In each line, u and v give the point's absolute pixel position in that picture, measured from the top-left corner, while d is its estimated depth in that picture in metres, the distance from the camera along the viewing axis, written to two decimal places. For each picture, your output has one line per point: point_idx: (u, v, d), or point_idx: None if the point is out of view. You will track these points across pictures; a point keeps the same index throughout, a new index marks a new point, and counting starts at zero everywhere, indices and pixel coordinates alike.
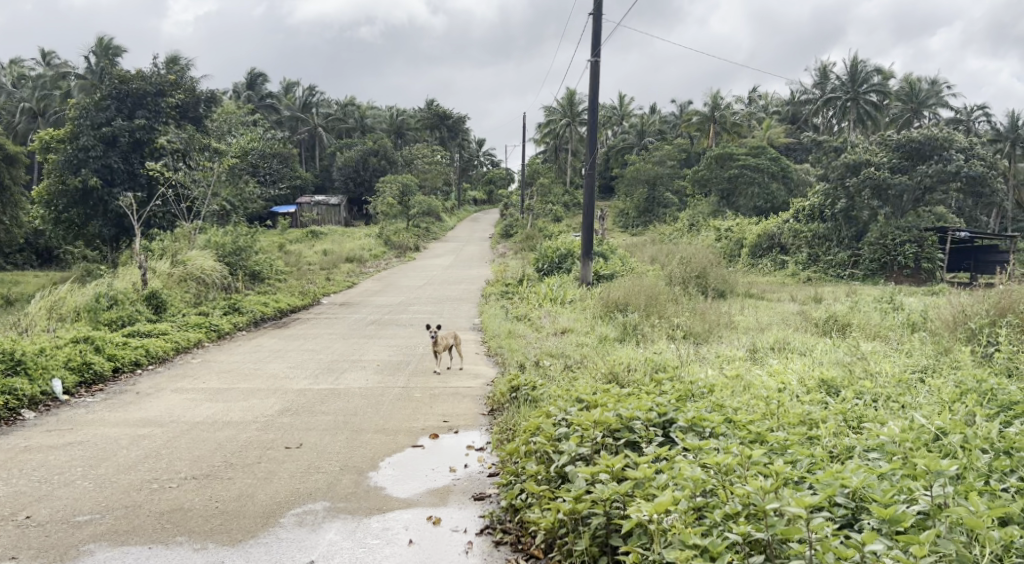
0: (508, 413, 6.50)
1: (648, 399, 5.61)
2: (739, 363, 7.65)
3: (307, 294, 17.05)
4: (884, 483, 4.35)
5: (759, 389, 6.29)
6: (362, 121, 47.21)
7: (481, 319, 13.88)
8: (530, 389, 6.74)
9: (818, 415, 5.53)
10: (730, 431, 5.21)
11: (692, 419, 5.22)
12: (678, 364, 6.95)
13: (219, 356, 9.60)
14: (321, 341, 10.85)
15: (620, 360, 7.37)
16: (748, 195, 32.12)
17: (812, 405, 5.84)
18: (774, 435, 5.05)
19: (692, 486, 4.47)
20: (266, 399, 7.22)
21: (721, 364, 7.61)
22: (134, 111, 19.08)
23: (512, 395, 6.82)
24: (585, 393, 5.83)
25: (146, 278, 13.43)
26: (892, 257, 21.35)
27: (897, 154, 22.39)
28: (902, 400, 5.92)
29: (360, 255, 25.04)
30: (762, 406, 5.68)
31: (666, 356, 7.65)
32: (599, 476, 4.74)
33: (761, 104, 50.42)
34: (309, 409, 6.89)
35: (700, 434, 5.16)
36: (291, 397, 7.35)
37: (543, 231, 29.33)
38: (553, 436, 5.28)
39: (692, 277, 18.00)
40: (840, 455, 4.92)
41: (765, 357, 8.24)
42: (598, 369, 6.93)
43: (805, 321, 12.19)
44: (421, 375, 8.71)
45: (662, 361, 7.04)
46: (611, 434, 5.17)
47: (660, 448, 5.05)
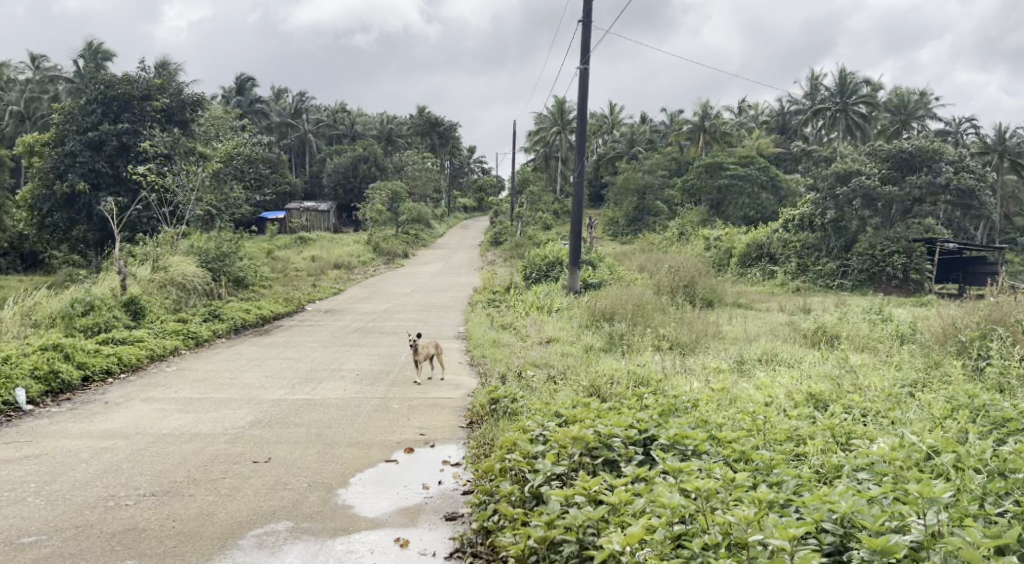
0: (486, 426, 6.31)
1: (628, 414, 5.43)
2: (725, 375, 7.47)
3: (292, 301, 16.83)
4: (873, 508, 4.17)
5: (745, 402, 6.12)
6: (353, 128, 47.04)
7: (466, 327, 13.70)
8: (510, 402, 6.56)
9: (806, 431, 5.36)
10: (714, 448, 5.04)
11: (674, 436, 5.06)
12: (662, 376, 6.77)
13: (196, 364, 9.38)
14: (301, 350, 10.64)
15: (606, 371, 7.18)
16: (737, 205, 32.10)
17: (799, 421, 5.67)
18: (759, 454, 4.89)
19: (671, 512, 4.30)
20: (240, 410, 7.01)
21: (706, 376, 7.43)
22: (120, 115, 18.74)
23: (492, 407, 6.63)
24: (565, 407, 5.65)
25: (124, 284, 13.18)
26: (881, 268, 21.36)
27: (887, 165, 22.36)
28: (892, 415, 5.75)
29: (347, 261, 24.83)
30: (747, 420, 5.51)
31: (652, 367, 7.47)
32: (573, 500, 4.58)
33: (751, 114, 50.52)
34: (282, 420, 6.67)
35: (683, 452, 4.99)
36: (265, 408, 7.14)
37: (532, 238, 29.18)
38: (529, 454, 5.10)
39: (680, 286, 17.89)
40: (829, 475, 4.74)
41: (752, 369, 8.06)
42: (581, 381, 6.75)
43: (793, 331, 12.06)
44: (401, 385, 8.51)
45: (647, 372, 6.86)
46: (590, 452, 5.01)
47: (639, 467, 4.88)
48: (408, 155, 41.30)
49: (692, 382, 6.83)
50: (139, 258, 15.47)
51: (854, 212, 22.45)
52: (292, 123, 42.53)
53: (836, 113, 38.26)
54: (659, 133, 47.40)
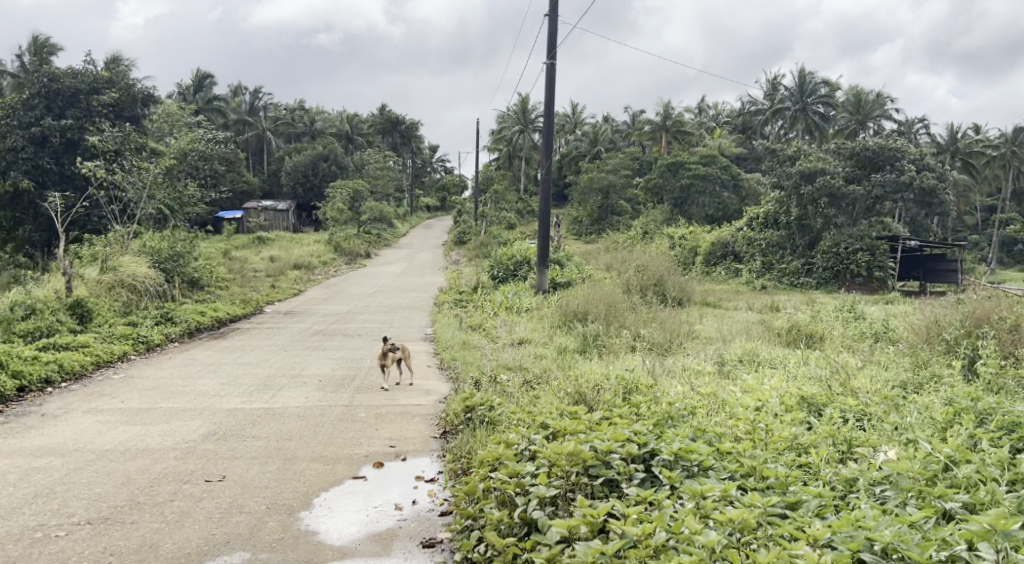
0: (462, 438, 5.87)
1: (622, 425, 5.07)
2: (710, 378, 7.08)
3: (250, 302, 16.24)
4: (917, 537, 3.99)
5: (735, 407, 5.77)
6: (312, 126, 46.21)
7: (433, 328, 13.21)
8: (487, 410, 6.12)
9: (809, 439, 5.10)
10: (720, 464, 4.73)
11: (676, 450, 4.74)
12: (645, 379, 6.38)
13: (145, 372, 8.81)
14: (259, 355, 10.11)
15: (587, 377, 6.76)
16: (699, 204, 32.02)
17: (797, 427, 5.35)
18: (773, 471, 4.61)
19: (698, 550, 4.00)
20: (195, 421, 6.49)
21: (691, 379, 7.04)
22: (64, 111, 17.93)
23: (467, 416, 6.20)
24: (551, 419, 5.25)
25: (70, 286, 12.51)
26: (846, 266, 21.29)
27: (851, 163, 22.37)
28: (892, 420, 5.43)
29: (307, 261, 24.18)
30: (744, 427, 5.17)
31: (635, 370, 7.07)
32: (578, 530, 4.24)
33: (711, 113, 50.70)
34: (239, 432, 6.16)
35: (686, 469, 4.67)
36: (220, 419, 6.61)
37: (497, 237, 28.78)
38: (517, 474, 4.73)
39: (649, 285, 17.64)
40: (846, 494, 4.51)
41: (737, 371, 7.67)
42: (561, 387, 6.34)
43: (767, 330, 11.79)
44: (368, 391, 8.02)
45: (629, 376, 6.45)
46: (586, 472, 4.67)
47: (644, 490, 4.55)
48: (369, 154, 40.65)
49: (677, 385, 6.49)
50: (89, 259, 14.77)
51: (818, 210, 22.29)
52: (250, 121, 41.61)
53: (795, 113, 38.56)
54: (621, 132, 47.33)
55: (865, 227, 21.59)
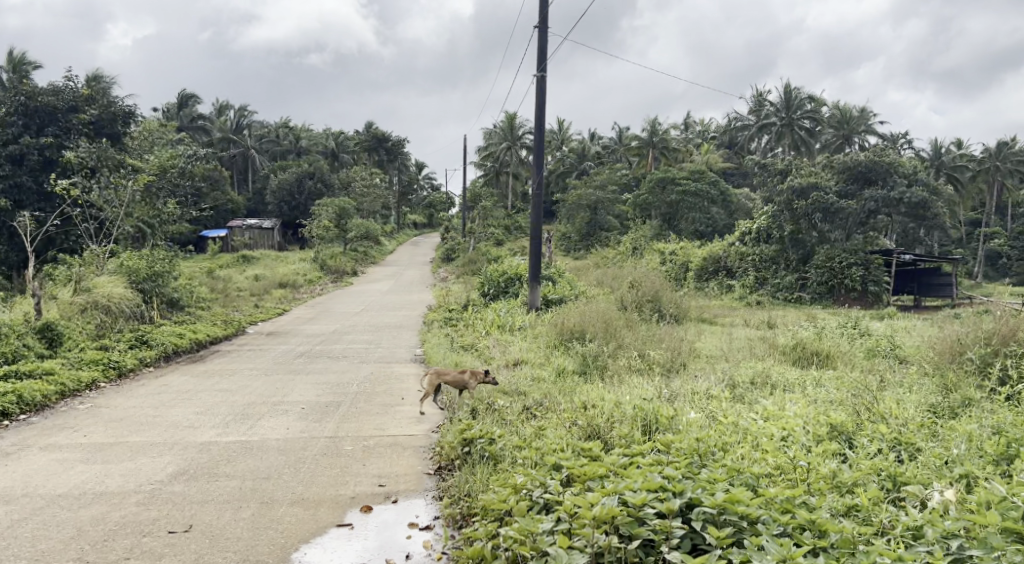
0: (460, 476, 5.38)
1: (652, 469, 4.71)
2: (724, 404, 6.54)
3: (232, 323, 15.62)
4: None
5: (760, 437, 5.33)
6: (297, 144, 45.65)
7: (423, 349, 12.62)
8: (487, 443, 5.60)
9: (853, 480, 4.80)
10: (769, 516, 4.41)
11: (721, 502, 4.42)
12: (659, 406, 5.90)
13: (114, 402, 8.23)
14: (239, 381, 9.51)
15: (591, 405, 6.23)
16: (689, 220, 31.65)
17: (838, 463, 4.98)
18: (832, 526, 4.32)
19: None
20: (164, 457, 5.93)
21: (703, 404, 6.50)
22: (43, 127, 17.37)
23: (465, 450, 5.65)
24: (570, 464, 4.89)
25: (39, 309, 11.88)
26: (840, 281, 20.84)
27: (843, 178, 22.17)
28: (944, 453, 5.07)
29: (293, 280, 23.54)
30: (784, 473, 4.85)
31: (641, 396, 6.55)
32: None
33: (698, 129, 50.59)
34: (210, 470, 5.59)
35: (733, 526, 4.35)
36: (191, 454, 6.02)
37: (486, 254, 28.24)
38: (538, 535, 4.40)
39: (645, 301, 17.16)
40: (913, 548, 4.22)
41: (752, 395, 7.12)
42: (566, 418, 5.85)
43: (771, 348, 11.27)
44: (354, 420, 7.44)
45: (639, 402, 5.96)
46: (618, 534, 4.36)
47: (688, 556, 4.23)
48: (355, 171, 40.09)
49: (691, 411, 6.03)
50: (61, 281, 14.18)
51: (812, 225, 21.98)
52: (235, 139, 41.06)
53: (782, 128, 38.29)
54: (608, 147, 46.96)
55: (857, 243, 21.32)
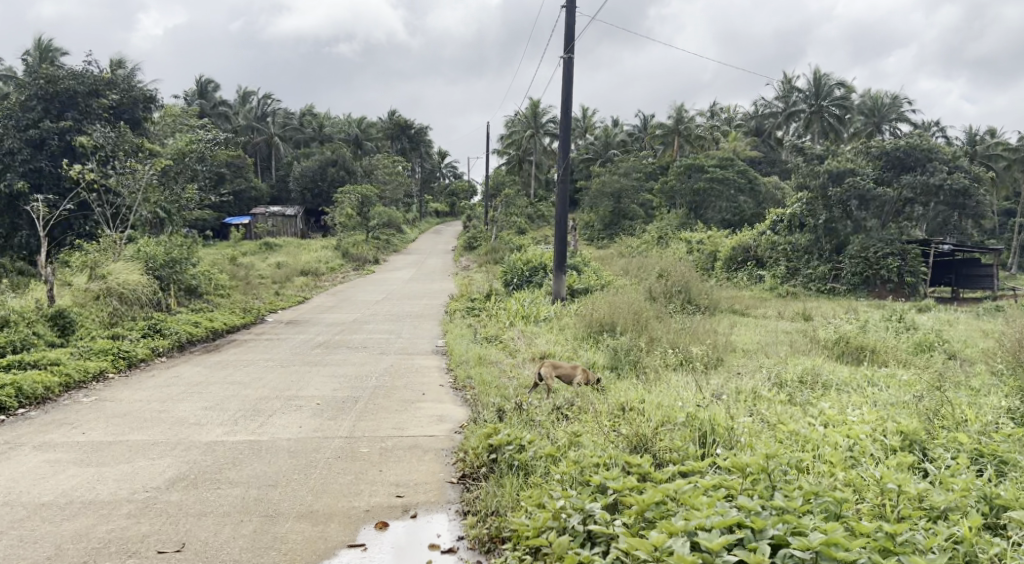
0: (491, 491, 5.10)
1: (723, 506, 4.44)
2: (769, 404, 6.12)
3: (251, 310, 15.23)
4: None
5: (827, 451, 5.03)
6: (320, 131, 45.33)
7: (445, 339, 12.14)
8: (517, 451, 5.32)
9: (947, 505, 4.50)
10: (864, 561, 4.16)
11: (814, 546, 4.18)
12: (710, 412, 5.54)
13: (120, 394, 7.87)
14: (252, 374, 9.12)
15: (629, 406, 5.87)
16: (716, 208, 30.91)
17: (929, 486, 4.67)
18: None
19: None
20: (166, 454, 5.65)
21: (746, 404, 6.07)
22: (63, 112, 16.91)
23: (491, 458, 5.38)
24: (627, 496, 4.62)
25: (51, 296, 11.57)
26: (875, 272, 20.06)
27: (880, 165, 21.23)
28: None
29: (315, 267, 23.17)
30: (870, 507, 4.56)
31: (683, 395, 6.13)
32: None
33: (724, 117, 49.61)
34: (212, 475, 5.34)
35: None
36: (194, 456, 5.62)
37: (509, 242, 27.70)
38: None
39: (675, 291, 16.57)
40: None
41: (798, 394, 6.64)
42: (605, 423, 5.54)
43: (811, 342, 10.71)
44: (372, 416, 7.05)
45: (685, 408, 5.61)
46: None
47: None
48: (378, 158, 39.66)
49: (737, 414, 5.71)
50: (77, 267, 13.82)
51: (847, 213, 20.97)
52: (258, 126, 40.85)
53: (811, 115, 37.40)
54: (633, 134, 46.15)
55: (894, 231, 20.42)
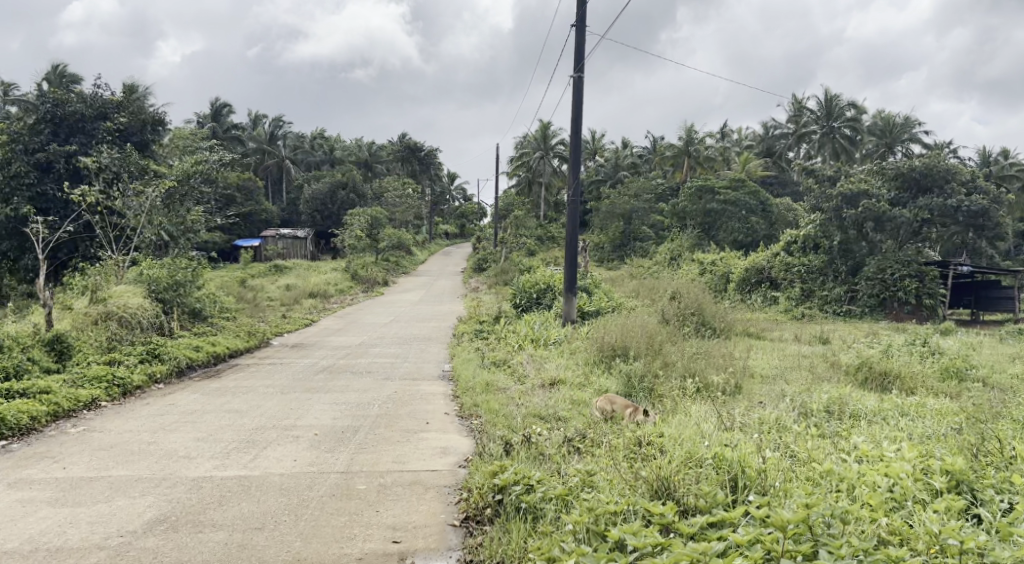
0: (502, 539, 4.77)
1: None
2: (795, 436, 5.78)
3: (255, 333, 14.87)
4: None
5: (870, 499, 4.74)
6: (331, 154, 45.30)
7: (452, 364, 11.68)
8: (523, 493, 4.98)
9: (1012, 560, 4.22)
10: None
11: None
12: (735, 450, 5.22)
13: (110, 425, 7.50)
14: (250, 402, 8.76)
15: (647, 443, 5.55)
16: (727, 229, 30.49)
17: (989, 542, 4.38)
18: None
19: None
20: (149, 491, 5.28)
21: (772, 436, 5.72)
22: (70, 136, 16.76)
23: (497, 499, 5.03)
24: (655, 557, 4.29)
25: (50, 321, 11.28)
26: (892, 293, 19.53)
27: (898, 186, 20.62)
28: None
29: (324, 289, 22.85)
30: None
31: (703, 428, 5.80)
32: None
33: (734, 138, 49.28)
34: (194, 517, 4.99)
35: None
36: (178, 493, 5.27)
37: (518, 263, 27.36)
38: None
39: (688, 313, 16.11)
40: None
41: (826, 426, 6.24)
42: (622, 463, 5.23)
43: (832, 367, 10.24)
44: (370, 449, 6.62)
45: (708, 447, 5.29)
46: None
47: None
48: (388, 180, 39.43)
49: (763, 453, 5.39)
50: (79, 290, 13.52)
51: (862, 234, 20.76)
52: (269, 150, 40.92)
53: (822, 136, 37.30)
54: (643, 156, 45.85)
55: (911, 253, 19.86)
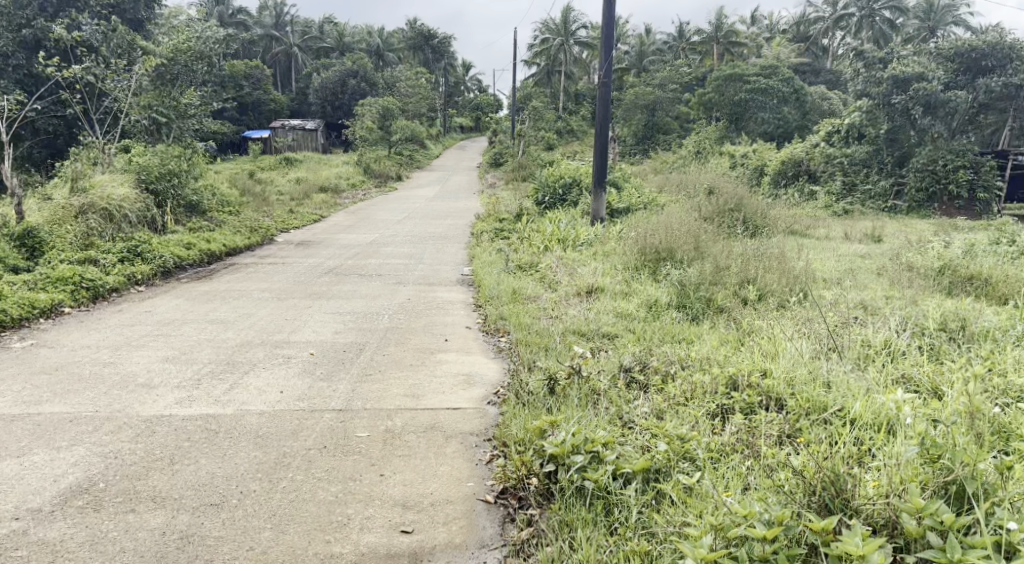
0: (552, 540, 3.87)
1: None
2: (911, 389, 4.68)
3: (257, 229, 13.50)
4: None
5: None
6: (340, 41, 42.97)
7: (472, 268, 10.35)
8: (577, 479, 4.06)
9: None
10: None
11: None
12: (842, 429, 4.22)
13: (67, 339, 6.25)
14: (240, 311, 7.48)
15: (727, 411, 4.55)
16: (758, 121, 28.66)
17: None
18: None
19: None
20: (114, 481, 4.22)
21: (884, 386, 4.61)
22: (59, 11, 15.12)
23: (546, 488, 4.14)
24: None
25: (20, 212, 9.92)
26: (942, 186, 17.84)
27: (952, 67, 18.51)
28: None
29: (334, 184, 21.37)
30: None
31: (795, 377, 4.71)
32: None
33: (765, 24, 46.38)
34: (159, 507, 4.07)
35: None
36: (139, 469, 4.32)
37: (538, 158, 25.68)
38: None
39: (726, 211, 14.59)
40: None
41: (947, 362, 5.02)
42: (700, 439, 4.26)
43: (910, 270, 8.79)
44: (377, 376, 5.39)
45: (807, 425, 4.30)
46: None
47: None
48: (400, 69, 37.31)
49: (880, 407, 4.29)
50: (58, 180, 12.12)
51: (911, 121, 18.52)
52: (276, 36, 38.83)
53: (860, 19, 34.82)
54: (668, 43, 43.23)
55: (966, 142, 18.17)
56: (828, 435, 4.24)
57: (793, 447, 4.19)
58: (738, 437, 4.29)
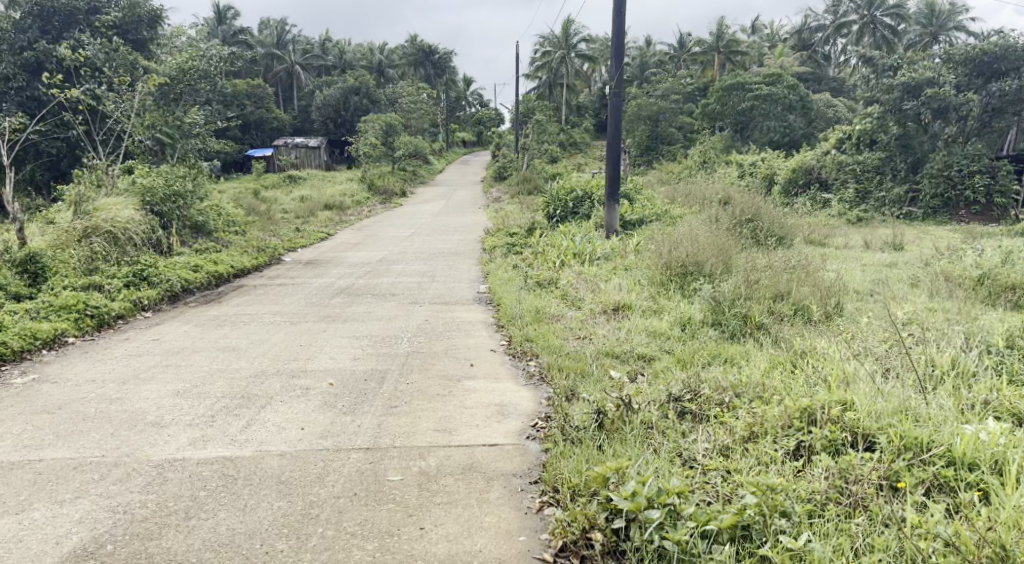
0: None
1: None
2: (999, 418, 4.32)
3: (264, 249, 13.15)
4: None
5: None
6: (342, 58, 42.76)
7: (489, 286, 9.95)
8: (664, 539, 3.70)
9: None
10: None
11: None
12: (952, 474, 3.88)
13: (72, 373, 5.87)
14: (252, 337, 7.10)
15: (809, 450, 4.18)
16: (762, 130, 28.20)
17: None
18: None
19: None
20: (124, 543, 3.85)
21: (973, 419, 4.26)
22: (62, 32, 15.04)
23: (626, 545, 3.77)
24: None
25: (21, 237, 9.52)
26: (957, 193, 17.39)
27: (963, 71, 17.92)
28: None
29: (340, 201, 21.01)
30: None
31: (874, 406, 4.33)
32: None
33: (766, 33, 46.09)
34: None
35: None
36: (153, 528, 3.92)
37: (543, 171, 25.33)
38: None
39: (744, 221, 14.16)
40: None
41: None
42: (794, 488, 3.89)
43: (949, 281, 8.34)
44: (402, 407, 5.03)
45: (909, 468, 3.94)
46: None
47: None
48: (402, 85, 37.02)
49: (986, 448, 3.97)
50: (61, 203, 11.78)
51: (923, 126, 18.30)
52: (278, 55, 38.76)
53: (862, 26, 34.37)
54: (670, 54, 42.90)
55: (979, 146, 17.73)
56: (937, 482, 3.90)
57: (901, 497, 3.86)
58: (830, 481, 3.93)
